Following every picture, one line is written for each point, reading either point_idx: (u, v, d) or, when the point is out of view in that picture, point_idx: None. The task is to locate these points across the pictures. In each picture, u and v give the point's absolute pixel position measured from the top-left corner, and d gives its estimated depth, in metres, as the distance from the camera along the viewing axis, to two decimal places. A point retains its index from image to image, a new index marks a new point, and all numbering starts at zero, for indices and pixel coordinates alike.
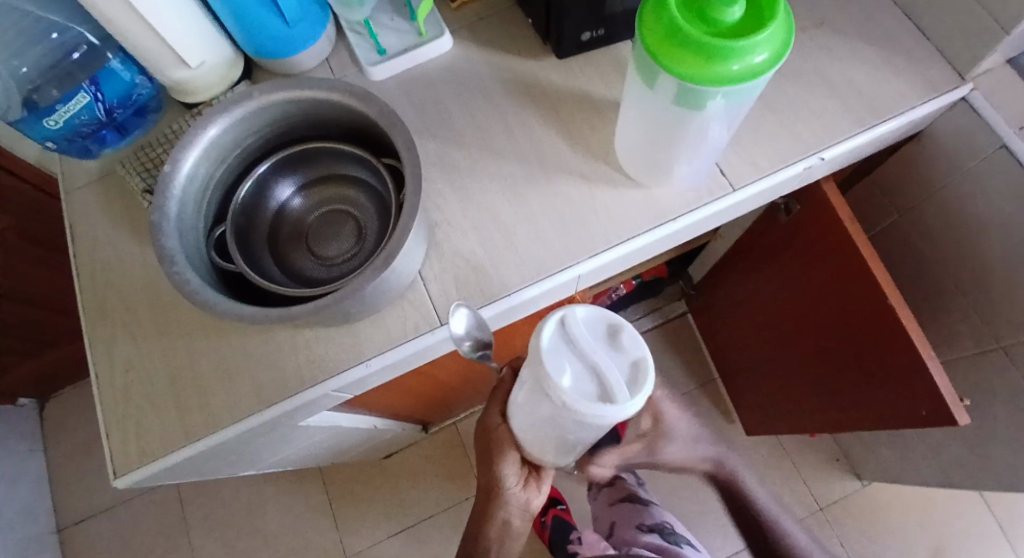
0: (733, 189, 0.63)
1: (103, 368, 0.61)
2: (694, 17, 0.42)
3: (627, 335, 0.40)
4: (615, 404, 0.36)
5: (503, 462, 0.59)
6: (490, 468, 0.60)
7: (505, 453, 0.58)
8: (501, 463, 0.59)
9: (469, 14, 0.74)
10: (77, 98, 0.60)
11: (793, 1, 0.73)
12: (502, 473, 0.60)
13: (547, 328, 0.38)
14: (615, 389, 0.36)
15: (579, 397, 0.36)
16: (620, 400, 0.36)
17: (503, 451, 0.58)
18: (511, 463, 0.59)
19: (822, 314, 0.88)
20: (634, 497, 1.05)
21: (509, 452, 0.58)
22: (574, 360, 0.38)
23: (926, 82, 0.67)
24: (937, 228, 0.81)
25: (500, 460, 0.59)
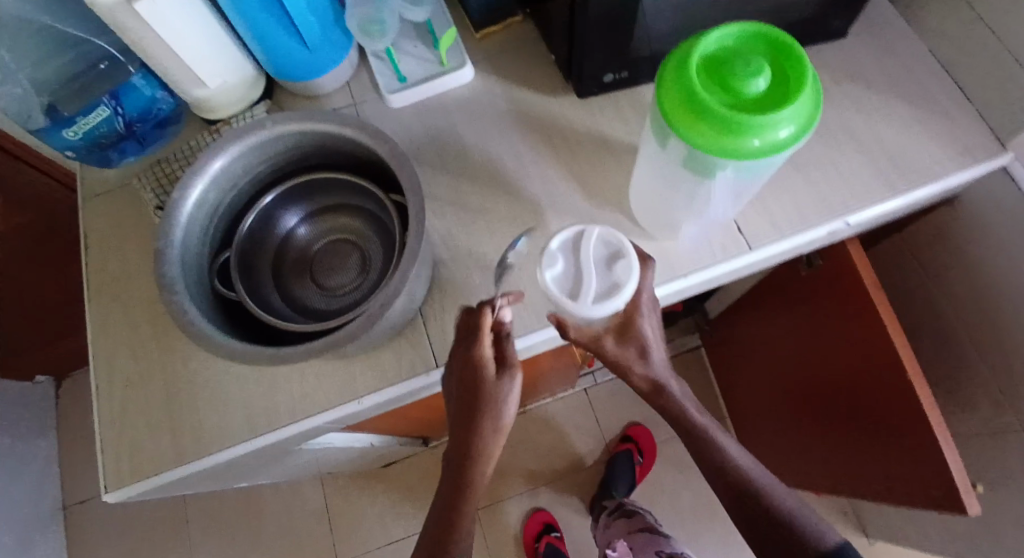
0: (750, 249, 0.61)
1: (105, 380, 0.61)
2: (714, 86, 0.40)
3: (626, 260, 0.46)
4: (575, 304, 0.44)
5: (491, 416, 0.50)
6: (470, 427, 0.51)
7: (494, 403, 0.50)
8: (488, 417, 0.50)
9: (493, 45, 0.73)
10: (96, 110, 0.61)
11: (829, 52, 0.70)
12: (487, 434, 0.51)
13: (562, 234, 0.47)
14: (583, 293, 0.44)
15: (554, 289, 0.45)
16: (584, 304, 0.44)
17: (494, 400, 0.50)
18: (503, 418, 0.51)
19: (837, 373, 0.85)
20: (651, 528, 1.13)
21: (500, 401, 0.50)
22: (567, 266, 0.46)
23: (962, 148, 0.64)
24: (964, 296, 0.77)
25: (488, 414, 0.50)
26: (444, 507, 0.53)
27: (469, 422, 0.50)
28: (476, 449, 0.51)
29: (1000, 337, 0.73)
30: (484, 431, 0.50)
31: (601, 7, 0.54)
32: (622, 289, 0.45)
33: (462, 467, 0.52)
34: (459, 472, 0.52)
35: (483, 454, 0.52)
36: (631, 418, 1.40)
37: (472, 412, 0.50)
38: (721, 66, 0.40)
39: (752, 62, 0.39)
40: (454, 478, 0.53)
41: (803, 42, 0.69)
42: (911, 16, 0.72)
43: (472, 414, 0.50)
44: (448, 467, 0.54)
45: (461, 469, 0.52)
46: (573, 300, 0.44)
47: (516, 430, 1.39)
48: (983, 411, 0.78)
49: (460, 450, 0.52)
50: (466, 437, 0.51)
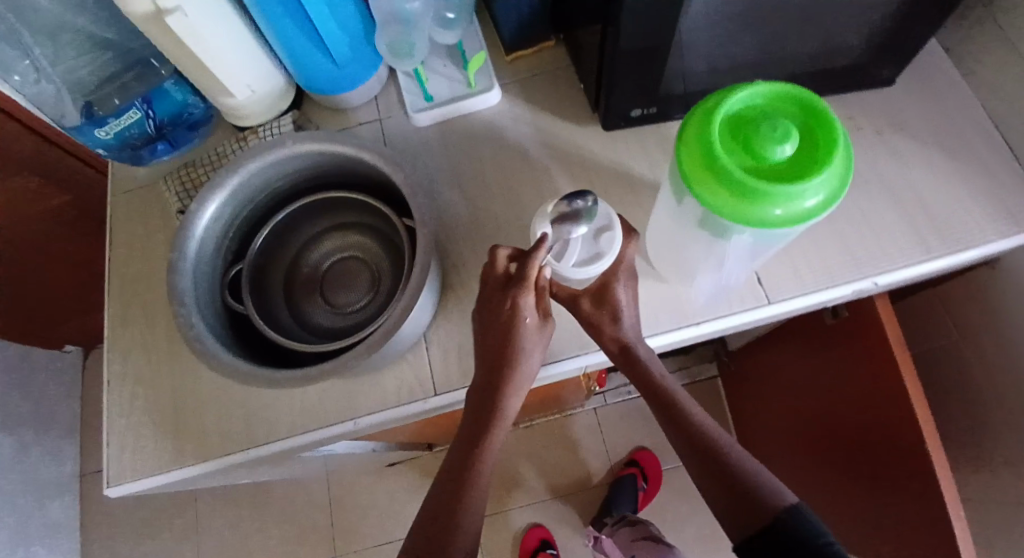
0: (768, 302, 0.58)
1: (116, 375, 0.63)
2: (738, 148, 0.39)
3: (610, 232, 0.52)
4: (558, 265, 0.51)
5: (521, 366, 0.52)
6: (497, 379, 0.52)
7: (524, 352, 0.51)
8: (518, 367, 0.51)
9: (523, 69, 0.72)
10: (128, 113, 0.63)
11: (874, 99, 0.67)
12: (513, 388, 0.52)
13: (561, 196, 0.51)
14: (566, 257, 0.51)
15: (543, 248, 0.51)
16: (561, 266, 0.51)
17: (525, 350, 0.51)
18: (528, 371, 0.52)
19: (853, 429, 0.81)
20: (656, 538, 1.05)
21: (528, 352, 0.52)
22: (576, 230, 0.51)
23: (1008, 212, 0.60)
24: (998, 364, 0.73)
25: (518, 364, 0.51)
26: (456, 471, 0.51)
27: (497, 373, 0.52)
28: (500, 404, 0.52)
29: None
30: (511, 383, 0.51)
31: (632, 47, 0.53)
32: (599, 264, 0.51)
33: (482, 425, 0.52)
34: (478, 432, 0.52)
35: (506, 409, 0.52)
36: (639, 442, 1.35)
37: (503, 363, 0.51)
38: (748, 126, 0.39)
39: (780, 126, 0.37)
40: (470, 439, 0.52)
41: (844, 89, 0.66)
42: (964, 67, 0.68)
43: (502, 365, 0.51)
44: (464, 429, 0.53)
45: (479, 428, 0.52)
46: (553, 260, 0.51)
47: (520, 443, 1.36)
48: (1007, 485, 0.74)
49: (481, 405, 0.52)
50: (490, 390, 0.52)
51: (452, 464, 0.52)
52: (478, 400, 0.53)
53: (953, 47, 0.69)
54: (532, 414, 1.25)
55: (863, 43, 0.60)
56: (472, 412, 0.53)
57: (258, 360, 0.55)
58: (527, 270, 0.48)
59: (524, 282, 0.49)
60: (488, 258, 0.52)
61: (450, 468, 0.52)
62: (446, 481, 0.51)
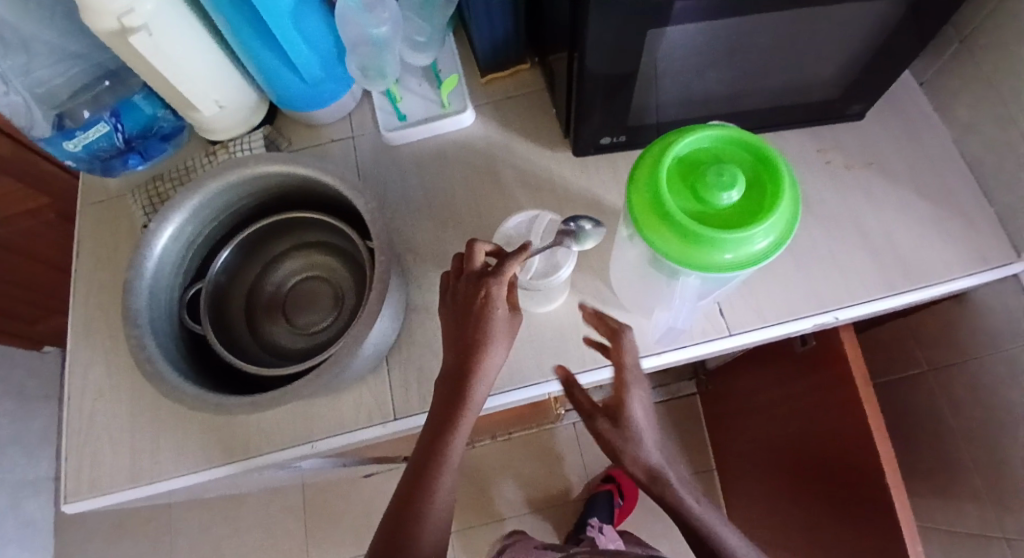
0: (728, 333, 0.58)
1: (74, 389, 0.62)
2: (686, 191, 0.39)
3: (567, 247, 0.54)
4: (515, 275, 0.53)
5: (488, 356, 0.47)
6: (461, 374, 0.48)
7: (491, 341, 0.47)
8: (484, 358, 0.47)
9: (498, 91, 0.72)
10: (96, 126, 0.63)
11: (845, 132, 0.67)
12: (480, 379, 0.47)
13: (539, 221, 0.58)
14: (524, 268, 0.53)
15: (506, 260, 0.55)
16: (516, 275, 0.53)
17: (492, 339, 0.47)
18: (496, 362, 0.48)
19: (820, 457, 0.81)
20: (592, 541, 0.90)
21: (496, 342, 0.47)
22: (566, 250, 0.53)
23: (974, 251, 0.61)
24: (964, 398, 0.73)
25: (485, 354, 0.47)
26: (418, 470, 0.48)
27: (463, 362, 0.47)
28: (465, 397, 0.47)
29: (995, 447, 0.68)
30: (478, 373, 0.47)
31: (597, 78, 0.53)
32: (552, 283, 0.53)
33: (446, 419, 0.47)
34: (442, 427, 0.48)
35: (472, 403, 0.47)
36: None
37: (469, 352, 0.47)
38: (697, 169, 0.39)
39: (726, 171, 0.37)
40: (432, 435, 0.48)
41: (816, 122, 0.66)
42: (938, 102, 0.67)
43: (469, 353, 0.47)
44: (428, 423, 0.49)
45: (443, 423, 0.48)
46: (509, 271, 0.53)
47: (498, 455, 1.35)
48: (971, 517, 0.74)
49: (446, 399, 0.48)
50: (454, 385, 0.48)
51: (414, 463, 0.49)
52: (443, 392, 0.48)
53: (927, 82, 0.67)
54: (510, 427, 1.24)
55: (832, 80, 0.60)
56: (438, 406, 0.49)
57: (218, 383, 0.55)
58: (506, 266, 0.47)
59: (499, 275, 0.47)
60: (464, 250, 0.49)
61: (411, 467, 0.48)
62: (406, 480, 0.48)
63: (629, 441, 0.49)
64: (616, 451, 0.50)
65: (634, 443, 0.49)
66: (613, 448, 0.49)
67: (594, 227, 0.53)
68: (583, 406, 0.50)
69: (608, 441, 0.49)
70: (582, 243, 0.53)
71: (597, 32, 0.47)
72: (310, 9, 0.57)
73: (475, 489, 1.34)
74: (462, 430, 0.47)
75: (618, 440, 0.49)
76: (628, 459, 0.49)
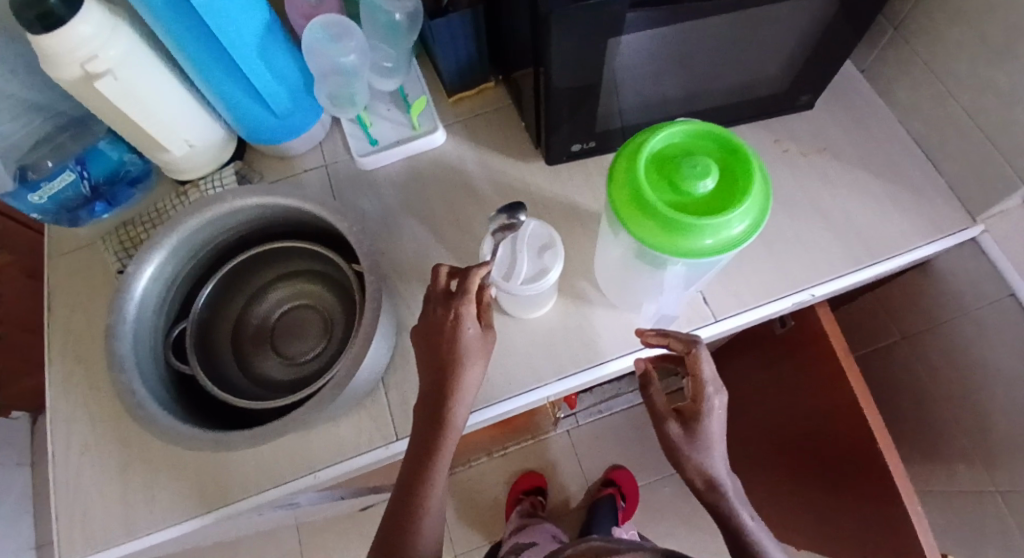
0: (713, 320, 0.60)
1: (58, 446, 0.59)
2: (664, 184, 0.41)
3: (553, 251, 0.54)
4: (506, 283, 0.52)
5: (463, 375, 0.48)
6: (443, 394, 0.49)
7: (466, 359, 0.48)
8: (462, 374, 0.48)
9: (466, 109, 0.73)
10: (61, 175, 0.61)
11: (800, 122, 0.70)
12: (458, 398, 0.49)
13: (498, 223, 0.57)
14: (513, 274, 0.53)
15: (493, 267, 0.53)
16: (507, 282, 0.52)
17: (468, 356, 0.48)
18: (472, 380, 0.49)
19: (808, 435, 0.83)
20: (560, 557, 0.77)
21: (473, 360, 0.49)
22: (514, 237, 0.55)
23: (931, 222, 0.64)
24: (939, 362, 0.76)
25: (460, 374, 0.48)
26: (406, 490, 0.50)
27: (440, 384, 0.49)
28: (444, 419, 0.49)
29: (976, 405, 0.72)
30: (455, 394, 0.48)
31: (564, 90, 0.55)
32: (543, 288, 0.53)
33: (430, 440, 0.49)
34: (427, 451, 0.49)
35: (453, 423, 0.49)
36: (614, 461, 1.34)
37: (445, 374, 0.48)
38: (670, 163, 0.41)
39: (698, 163, 0.40)
40: (417, 457, 0.50)
41: (767, 116, 0.70)
42: (880, 87, 0.71)
43: (444, 374, 0.48)
44: (412, 445, 0.50)
45: (428, 447, 0.49)
46: (500, 278, 0.52)
47: (498, 472, 1.34)
48: (962, 476, 0.77)
49: (428, 420, 0.49)
50: (433, 406, 0.49)
51: (403, 478, 0.50)
52: (425, 414, 0.50)
53: (869, 69, 0.71)
54: (504, 443, 1.24)
55: (782, 74, 0.64)
56: (422, 428, 0.50)
57: (212, 421, 0.55)
58: (469, 282, 0.48)
59: (466, 292, 0.48)
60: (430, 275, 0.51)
61: (400, 486, 0.51)
62: (395, 499, 0.50)
63: (698, 450, 0.50)
64: (679, 458, 0.51)
65: (702, 452, 0.50)
66: (680, 454, 0.51)
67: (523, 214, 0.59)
68: (658, 408, 0.53)
69: (677, 447, 0.51)
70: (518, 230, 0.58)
71: (561, 44, 0.48)
72: (275, 43, 0.58)
73: (476, 510, 1.32)
74: (445, 451, 0.49)
75: (686, 448, 0.50)
76: (692, 468, 0.51)
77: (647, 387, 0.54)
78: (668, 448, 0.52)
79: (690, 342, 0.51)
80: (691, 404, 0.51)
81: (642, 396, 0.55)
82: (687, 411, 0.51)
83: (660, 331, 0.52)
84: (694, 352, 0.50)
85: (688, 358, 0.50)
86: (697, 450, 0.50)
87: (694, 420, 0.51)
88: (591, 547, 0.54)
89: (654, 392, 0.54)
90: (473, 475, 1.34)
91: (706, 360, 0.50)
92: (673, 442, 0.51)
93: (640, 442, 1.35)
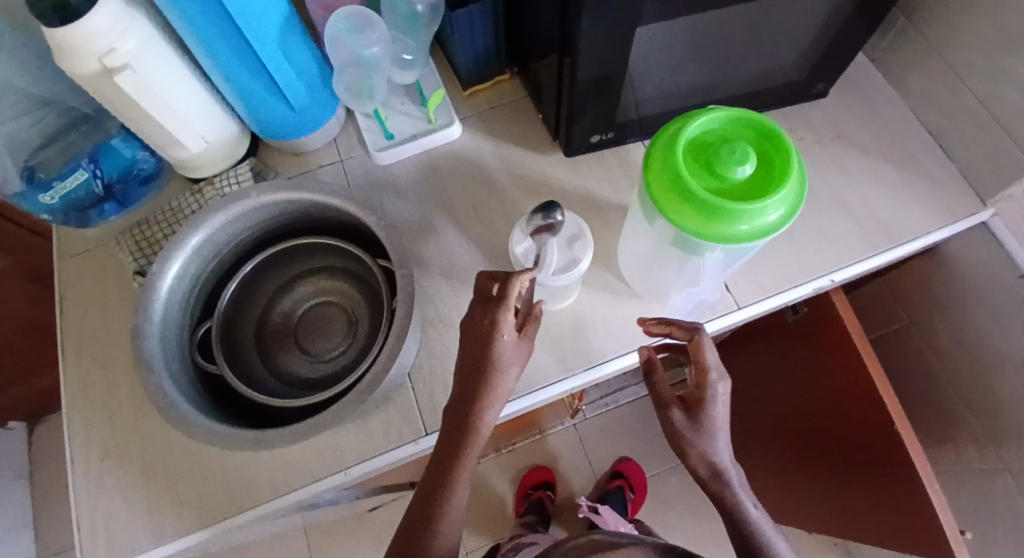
0: (737, 308, 0.61)
1: (79, 451, 0.58)
2: (702, 170, 0.41)
3: (582, 241, 0.55)
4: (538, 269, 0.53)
5: (499, 384, 0.48)
6: (472, 395, 0.48)
7: (503, 366, 0.48)
8: (498, 381, 0.48)
9: (481, 102, 0.73)
10: (74, 174, 0.60)
11: (812, 111, 0.71)
12: (490, 402, 0.48)
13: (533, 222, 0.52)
14: (544, 262, 0.54)
15: (522, 254, 0.56)
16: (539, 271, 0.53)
17: (503, 365, 0.48)
18: (505, 388, 0.49)
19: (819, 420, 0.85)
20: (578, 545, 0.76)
21: (508, 366, 0.48)
22: (552, 242, 0.54)
23: (944, 207, 0.65)
24: (949, 344, 0.78)
25: (495, 382, 0.48)
26: (429, 491, 0.49)
27: (471, 389, 0.48)
28: (474, 424, 0.48)
29: (987, 386, 0.74)
30: (489, 399, 0.48)
31: (590, 80, 0.55)
32: (575, 277, 0.54)
33: (458, 443, 0.48)
34: (452, 449, 0.48)
35: (482, 428, 0.48)
36: (621, 453, 1.35)
37: (479, 382, 0.47)
38: (707, 149, 0.42)
39: (738, 148, 0.40)
40: (444, 458, 0.49)
41: (785, 104, 0.70)
42: (891, 76, 0.72)
43: (477, 381, 0.47)
44: (439, 445, 0.49)
45: (453, 447, 0.48)
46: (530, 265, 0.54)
47: (507, 467, 1.34)
48: (973, 456, 0.79)
49: (455, 422, 0.49)
50: (462, 408, 0.48)
51: (428, 477, 0.50)
52: (453, 417, 0.49)
53: (879, 58, 0.72)
54: (513, 438, 1.24)
55: (798, 64, 0.64)
56: (448, 427, 0.49)
57: (239, 418, 0.57)
58: (510, 288, 0.47)
59: (506, 299, 0.46)
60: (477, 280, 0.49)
61: (423, 485, 0.50)
62: (419, 499, 0.49)
63: (701, 438, 0.49)
64: (682, 445, 0.51)
65: (706, 440, 0.49)
66: (684, 441, 0.50)
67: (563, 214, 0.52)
68: (662, 393, 0.53)
69: (680, 434, 0.50)
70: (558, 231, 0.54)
71: (590, 35, 0.48)
72: (294, 36, 0.57)
73: (485, 506, 1.31)
74: (473, 452, 0.49)
75: (689, 434, 0.50)
76: (695, 456, 0.50)
77: (652, 374, 0.54)
78: (670, 435, 0.51)
79: (693, 330, 0.50)
80: (695, 390, 0.50)
81: (647, 382, 0.54)
82: (691, 398, 0.50)
83: (661, 319, 0.52)
84: (696, 338, 0.49)
85: (690, 345, 0.50)
86: (700, 438, 0.49)
87: (697, 407, 0.50)
88: (593, 540, 0.54)
89: (659, 379, 0.54)
90: (482, 471, 1.34)
91: (708, 346, 0.49)
92: (675, 429, 0.50)
93: (648, 435, 1.36)
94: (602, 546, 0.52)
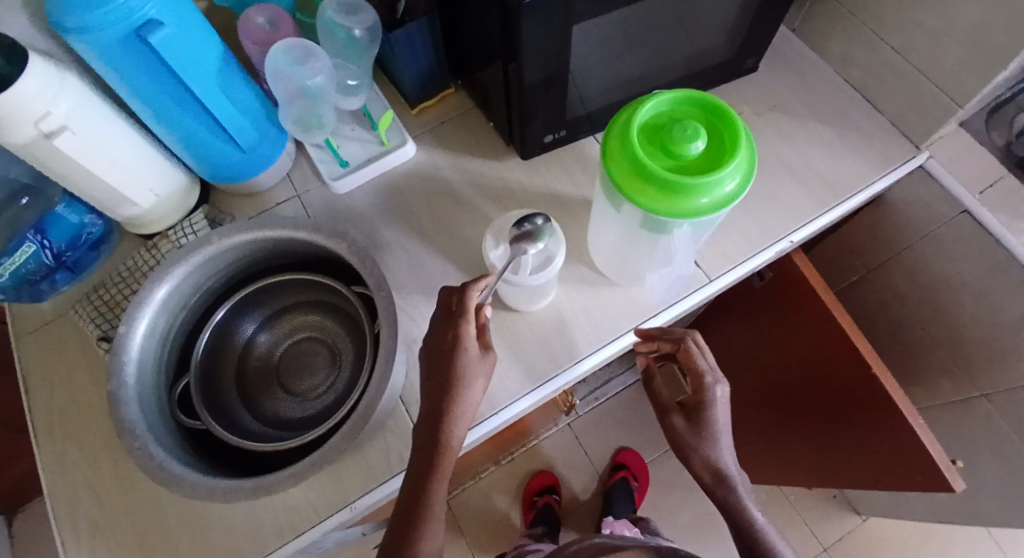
0: (709, 281, 0.63)
1: (66, 534, 0.55)
2: (659, 151, 0.43)
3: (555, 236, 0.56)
4: (518, 274, 0.54)
5: (465, 395, 0.48)
6: (440, 411, 0.48)
7: (468, 377, 0.48)
8: (463, 391, 0.48)
9: (431, 119, 0.74)
10: (21, 248, 0.58)
11: (748, 85, 0.75)
12: (463, 407, 0.48)
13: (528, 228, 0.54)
14: (522, 265, 0.54)
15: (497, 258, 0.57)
16: (518, 275, 0.54)
17: (467, 376, 0.48)
18: (473, 398, 0.49)
19: (796, 379, 0.87)
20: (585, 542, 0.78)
21: (475, 377, 0.49)
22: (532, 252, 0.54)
23: (882, 156, 0.69)
24: (908, 284, 0.82)
25: (461, 394, 0.48)
26: (409, 512, 0.47)
27: (439, 404, 0.48)
28: (444, 441, 0.48)
29: (948, 319, 0.78)
30: (455, 412, 0.48)
31: (536, 82, 0.56)
32: (552, 273, 0.55)
33: (429, 460, 0.48)
34: (428, 470, 0.48)
35: (450, 445, 0.48)
36: (620, 443, 1.35)
37: (445, 393, 0.48)
38: (660, 131, 0.43)
39: (688, 126, 0.42)
40: (417, 479, 0.48)
41: (722, 80, 0.73)
42: (813, 43, 0.76)
43: (444, 393, 0.48)
44: (411, 467, 0.49)
45: (427, 466, 0.48)
46: (509, 272, 0.54)
47: (511, 477, 1.33)
48: (946, 385, 0.83)
49: (427, 434, 0.49)
50: (433, 426, 0.48)
51: (403, 503, 0.48)
52: (426, 427, 0.49)
53: (799, 29, 0.77)
54: (512, 446, 1.23)
55: (729, 44, 0.68)
56: (422, 443, 0.49)
57: (230, 470, 0.55)
58: (467, 299, 0.51)
59: (465, 312, 0.50)
60: (456, 295, 0.52)
61: (399, 510, 0.48)
62: (397, 523, 0.47)
63: (703, 439, 0.53)
64: (685, 450, 0.53)
65: (708, 443, 0.52)
66: (685, 444, 0.53)
67: (545, 220, 0.54)
68: (662, 399, 0.57)
69: (681, 438, 0.54)
70: (541, 239, 0.54)
71: (530, 39, 0.50)
72: (233, 76, 0.56)
73: (497, 519, 1.29)
74: (442, 470, 0.48)
75: (690, 437, 0.53)
76: (697, 460, 0.53)
77: (651, 380, 0.58)
78: (674, 441, 0.54)
79: (680, 339, 0.56)
80: (694, 395, 0.54)
81: (648, 391, 0.58)
82: (691, 402, 0.55)
83: (650, 334, 0.58)
84: (684, 345, 0.55)
85: (682, 353, 0.55)
86: (702, 440, 0.53)
87: (698, 410, 0.54)
88: (595, 544, 0.57)
89: (658, 386, 0.58)
90: (486, 486, 1.32)
91: (698, 352, 0.54)
92: (677, 434, 0.54)
93: (642, 421, 1.37)
94: (608, 549, 0.54)
